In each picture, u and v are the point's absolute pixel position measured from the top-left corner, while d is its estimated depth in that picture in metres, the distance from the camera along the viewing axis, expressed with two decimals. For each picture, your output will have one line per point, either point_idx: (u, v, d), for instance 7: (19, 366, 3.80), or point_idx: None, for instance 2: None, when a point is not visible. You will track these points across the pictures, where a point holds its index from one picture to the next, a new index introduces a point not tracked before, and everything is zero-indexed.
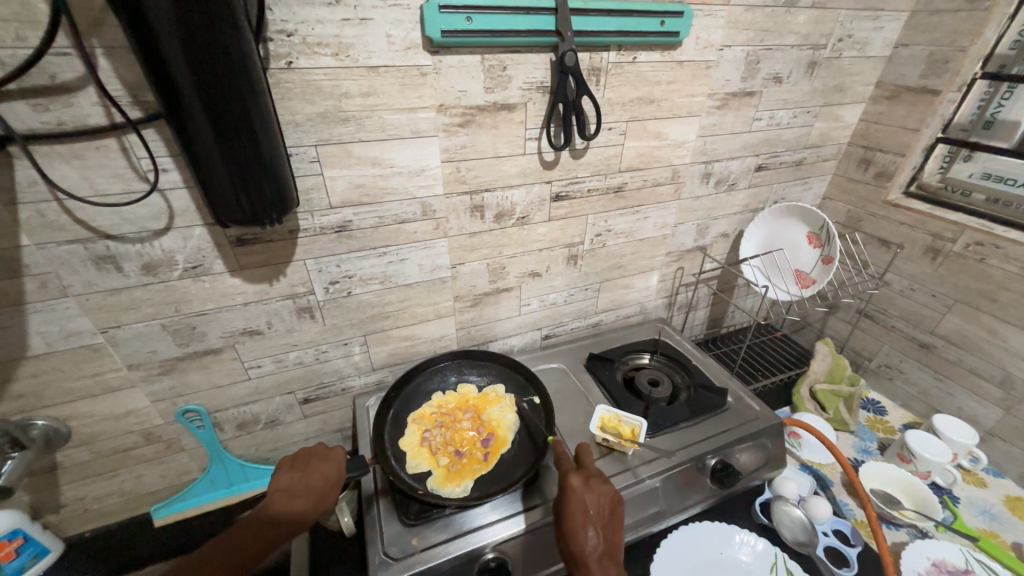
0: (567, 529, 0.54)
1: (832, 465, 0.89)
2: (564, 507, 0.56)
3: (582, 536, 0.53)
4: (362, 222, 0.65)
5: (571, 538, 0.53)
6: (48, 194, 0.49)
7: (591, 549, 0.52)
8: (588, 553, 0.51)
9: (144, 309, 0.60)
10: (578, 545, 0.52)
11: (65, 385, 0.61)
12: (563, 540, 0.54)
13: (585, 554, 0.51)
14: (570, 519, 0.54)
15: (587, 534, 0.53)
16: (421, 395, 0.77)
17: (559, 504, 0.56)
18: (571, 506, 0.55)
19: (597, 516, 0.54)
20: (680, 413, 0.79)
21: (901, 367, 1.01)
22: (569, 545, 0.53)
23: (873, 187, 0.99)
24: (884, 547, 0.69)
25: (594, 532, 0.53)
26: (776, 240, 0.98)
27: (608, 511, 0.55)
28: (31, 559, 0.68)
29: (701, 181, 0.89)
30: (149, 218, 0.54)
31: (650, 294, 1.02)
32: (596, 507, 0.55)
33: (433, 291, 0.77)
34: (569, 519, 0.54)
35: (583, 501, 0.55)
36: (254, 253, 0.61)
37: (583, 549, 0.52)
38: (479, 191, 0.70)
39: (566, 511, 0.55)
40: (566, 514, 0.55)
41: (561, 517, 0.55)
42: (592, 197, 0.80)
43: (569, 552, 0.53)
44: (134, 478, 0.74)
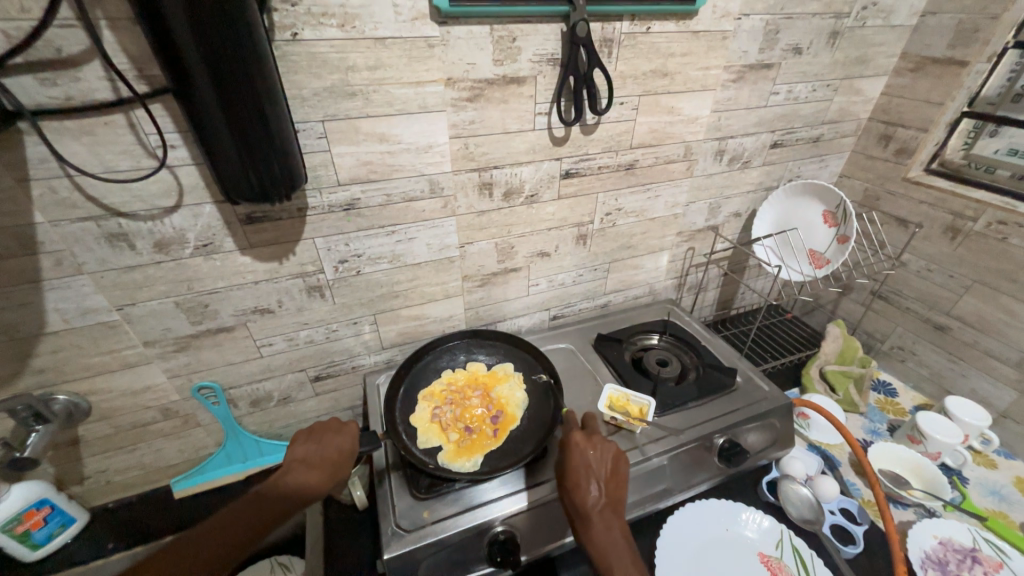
0: (569, 483, 0.57)
1: (840, 445, 0.89)
2: (567, 463, 0.59)
3: (585, 490, 0.56)
4: (370, 200, 0.64)
5: (574, 492, 0.56)
6: (58, 170, 0.49)
7: (593, 502, 0.55)
8: (590, 506, 0.54)
9: (157, 286, 0.60)
10: (581, 497, 0.55)
11: (83, 361, 0.62)
12: (566, 494, 0.57)
13: (587, 506, 0.54)
14: (573, 473, 0.57)
15: (589, 487, 0.56)
16: (431, 372, 0.78)
17: (562, 461, 0.59)
18: (575, 463, 0.58)
19: (599, 471, 0.57)
20: (688, 392, 0.79)
21: (914, 349, 1.00)
22: (572, 498, 0.56)
23: (893, 165, 0.96)
24: (891, 525, 0.70)
25: (597, 486, 0.56)
26: (790, 219, 0.96)
27: (610, 467, 0.58)
28: (59, 526, 0.71)
29: (715, 158, 0.87)
30: (158, 195, 0.54)
31: (660, 274, 1.01)
32: (598, 463, 0.58)
33: (441, 271, 0.77)
34: (572, 475, 0.57)
35: (585, 458, 0.58)
36: (263, 231, 0.61)
37: (585, 502, 0.55)
38: (488, 168, 0.69)
39: (570, 466, 0.58)
40: (569, 469, 0.58)
41: (564, 473, 0.58)
42: (602, 174, 0.78)
43: (572, 505, 0.56)
44: (153, 452, 0.76)
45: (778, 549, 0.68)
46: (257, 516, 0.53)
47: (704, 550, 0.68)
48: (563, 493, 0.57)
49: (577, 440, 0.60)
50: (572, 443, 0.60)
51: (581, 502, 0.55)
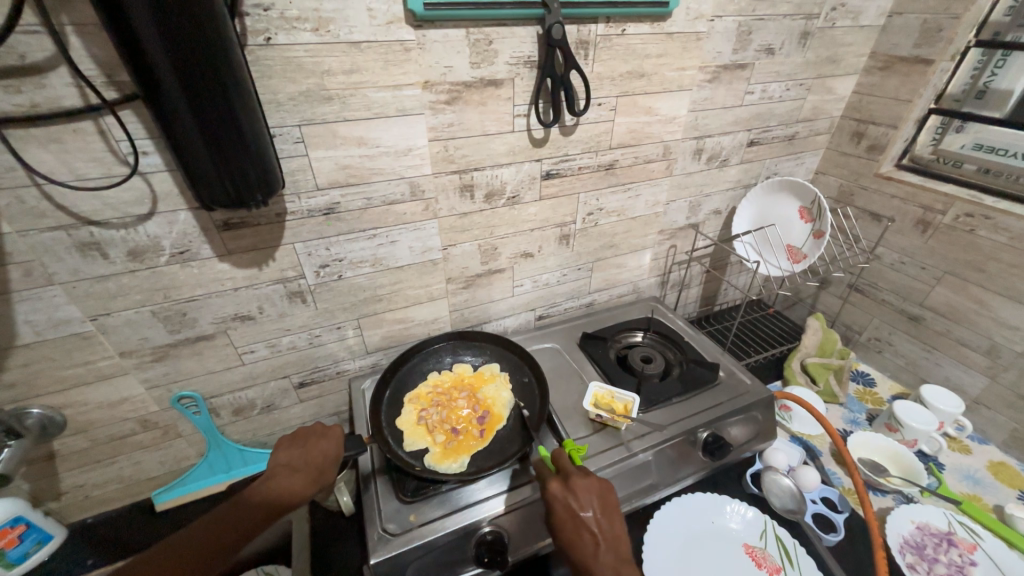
0: (563, 540, 0.53)
1: (821, 436, 0.91)
2: (555, 519, 0.55)
3: (579, 544, 0.52)
4: (350, 204, 0.64)
5: (570, 547, 0.53)
6: (25, 178, 0.48)
7: (590, 551, 0.51)
8: (588, 557, 0.51)
9: (132, 296, 0.59)
10: (577, 551, 0.52)
11: (57, 373, 0.61)
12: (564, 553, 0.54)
13: (585, 559, 0.51)
14: (563, 528, 0.54)
15: (582, 537, 0.52)
16: (417, 375, 0.78)
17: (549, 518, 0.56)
18: (561, 516, 0.54)
19: (587, 514, 0.54)
20: (672, 388, 0.80)
21: (890, 340, 1.02)
22: (570, 556, 0.53)
23: (865, 161, 0.98)
24: (870, 512, 0.72)
25: (588, 532, 0.53)
26: (767, 216, 0.98)
27: (596, 505, 0.54)
28: (34, 545, 0.69)
29: (694, 157, 0.88)
30: (131, 203, 0.53)
31: (643, 272, 1.02)
32: (582, 506, 0.54)
33: (425, 274, 0.77)
34: (562, 530, 0.54)
35: (569, 506, 0.55)
36: (242, 237, 0.61)
37: (582, 555, 0.51)
38: (468, 170, 0.69)
39: (557, 522, 0.55)
40: (558, 524, 0.54)
41: (554, 531, 0.55)
42: (583, 175, 0.79)
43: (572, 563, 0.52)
44: (133, 464, 0.75)
45: (763, 540, 0.70)
46: (235, 526, 0.52)
47: (691, 543, 0.69)
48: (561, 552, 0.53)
49: (556, 490, 0.56)
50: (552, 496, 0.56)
51: (579, 557, 0.52)
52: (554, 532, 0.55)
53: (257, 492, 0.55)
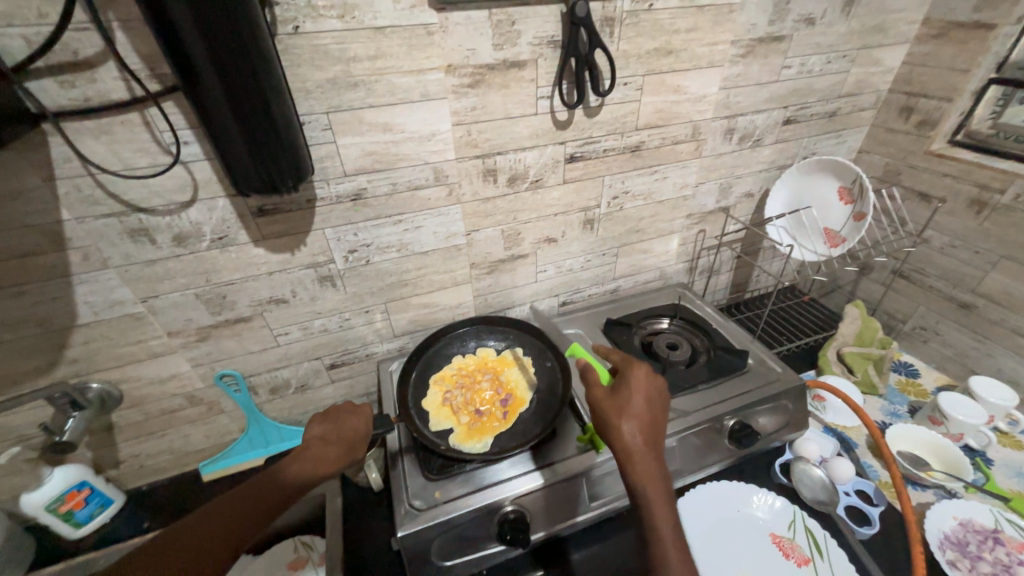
0: (623, 419, 0.55)
1: (858, 428, 0.87)
2: (624, 397, 0.58)
3: (639, 430, 0.55)
4: (376, 189, 0.65)
5: (627, 427, 0.55)
6: (81, 169, 0.52)
7: (646, 441, 0.54)
8: (641, 444, 0.54)
9: (177, 279, 0.63)
10: (634, 435, 0.54)
11: (114, 351, 0.66)
12: (613, 430, 0.55)
13: (640, 443, 0.54)
14: (631, 407, 0.56)
15: (644, 427, 0.55)
16: (442, 358, 0.80)
17: (616, 398, 0.57)
18: (634, 397, 0.57)
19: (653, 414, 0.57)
20: (698, 375, 0.79)
21: (937, 329, 0.97)
22: (622, 433, 0.54)
23: (915, 137, 0.92)
24: (908, 506, 0.69)
25: (649, 427, 0.56)
26: (804, 197, 0.93)
27: (662, 412, 0.58)
28: (98, 507, 0.75)
29: (725, 137, 0.85)
30: (174, 190, 0.57)
31: (670, 258, 1.00)
32: (655, 405, 0.57)
33: (449, 259, 0.78)
34: (628, 411, 0.56)
35: (643, 398, 0.57)
36: (275, 222, 0.63)
37: (638, 440, 0.54)
38: (491, 154, 0.69)
39: (625, 405, 0.57)
40: (628, 403, 0.57)
41: (618, 407, 0.56)
42: (608, 157, 0.77)
43: (620, 440, 0.54)
44: (182, 437, 0.80)
45: (791, 530, 0.69)
46: (274, 493, 0.54)
47: (716, 531, 0.69)
48: (615, 426, 0.55)
49: (636, 381, 0.59)
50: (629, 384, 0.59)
51: (634, 438, 0.54)
52: (615, 409, 0.56)
53: (293, 462, 0.58)
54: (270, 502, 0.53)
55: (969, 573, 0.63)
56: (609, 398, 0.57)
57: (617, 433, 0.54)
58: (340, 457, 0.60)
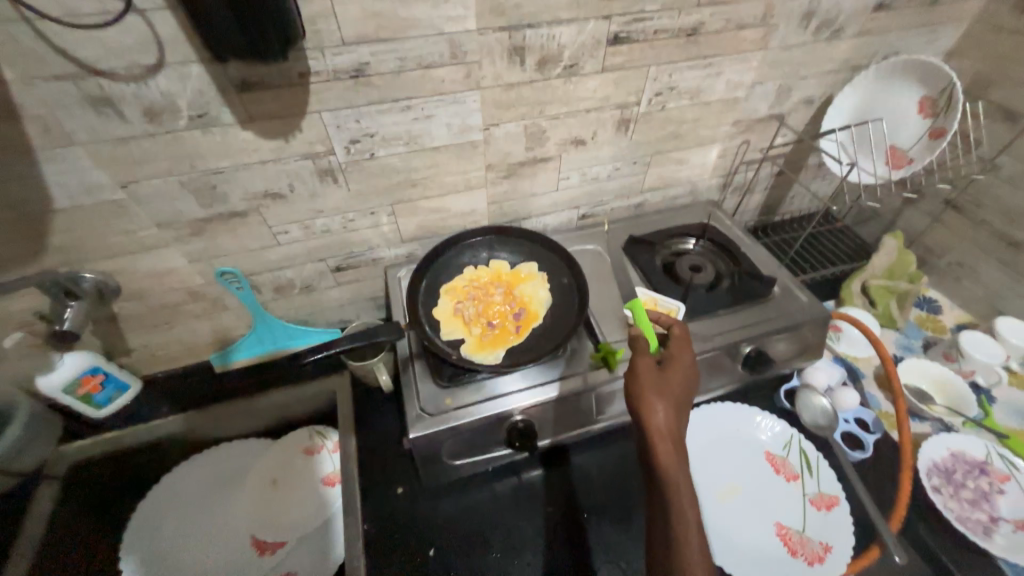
0: (660, 398, 0.52)
1: (868, 359, 0.87)
2: (666, 377, 0.55)
3: (672, 412, 0.52)
4: (380, 65, 0.55)
5: (662, 406, 0.52)
6: (13, 12, 0.41)
7: (676, 426, 0.52)
8: (672, 428, 0.51)
9: (158, 164, 0.56)
10: (667, 416, 0.51)
11: (102, 241, 0.61)
12: (646, 407, 0.52)
13: (672, 426, 0.51)
14: (672, 391, 0.54)
15: (676, 411, 0.52)
16: (453, 268, 0.76)
17: (656, 373, 0.55)
18: (674, 381, 0.55)
19: (685, 400, 0.55)
20: (720, 300, 0.76)
21: (975, 267, 0.91)
22: (654, 411, 0.51)
23: (1023, 38, 0.77)
24: (907, 436, 0.70)
25: (681, 412, 0.53)
26: (874, 108, 0.81)
27: (690, 398, 0.56)
28: (115, 391, 0.77)
29: (800, 24, 0.70)
30: (136, 50, 0.47)
31: (705, 172, 0.90)
32: (688, 391, 0.55)
33: (463, 158, 0.69)
34: (667, 392, 0.53)
35: (683, 378, 0.56)
36: (263, 100, 0.54)
37: (669, 423, 0.51)
38: (520, 26, 0.57)
39: (666, 384, 0.54)
40: (670, 385, 0.54)
41: (659, 387, 0.53)
42: (658, 40, 0.64)
43: (652, 419, 0.51)
44: (189, 331, 0.79)
45: (785, 450, 0.72)
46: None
47: (714, 447, 0.72)
48: (647, 402, 0.52)
49: (679, 358, 0.57)
50: (671, 364, 0.56)
51: (667, 421, 0.51)
52: (654, 386, 0.53)
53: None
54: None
55: (949, 497, 0.67)
56: (651, 373, 0.54)
57: (649, 410, 0.52)
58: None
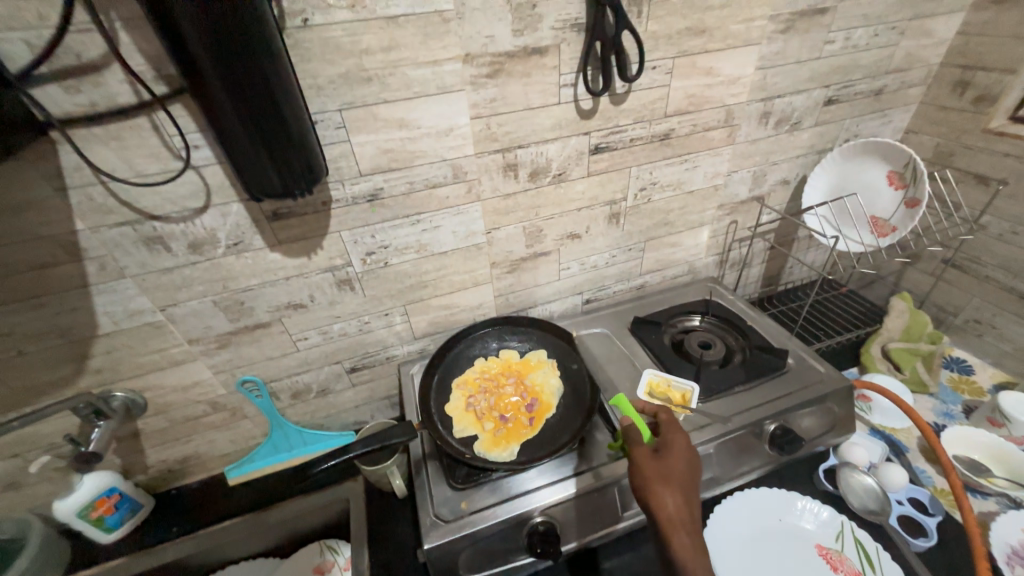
0: (666, 486, 0.52)
1: (908, 430, 0.82)
2: (668, 463, 0.54)
3: (682, 500, 0.51)
4: (392, 189, 0.63)
5: (669, 496, 0.51)
6: (92, 177, 0.50)
7: (688, 514, 0.50)
8: (686, 518, 0.50)
9: (194, 287, 0.62)
10: (676, 505, 0.50)
11: (136, 360, 0.65)
12: (654, 499, 0.51)
13: (685, 516, 0.50)
14: (677, 477, 0.53)
15: (686, 499, 0.51)
16: (464, 361, 0.77)
17: (657, 462, 0.54)
18: (677, 466, 0.54)
19: (693, 483, 0.53)
20: (734, 376, 0.75)
21: (994, 323, 0.89)
22: (662, 503, 0.51)
23: (970, 114, 0.85)
24: (970, 517, 0.63)
25: (692, 498, 0.52)
26: (848, 183, 0.87)
27: (699, 481, 0.54)
28: (128, 512, 0.76)
29: (760, 122, 0.79)
30: (187, 196, 0.55)
31: (699, 251, 0.94)
32: (695, 473, 0.54)
33: (469, 258, 0.75)
34: (673, 479, 0.52)
35: (687, 461, 0.55)
36: (290, 226, 0.61)
37: (680, 512, 0.50)
38: (512, 148, 0.65)
39: (669, 471, 0.53)
40: (673, 471, 0.53)
41: (663, 475, 0.53)
42: (635, 147, 0.73)
43: (661, 511, 0.50)
44: (207, 442, 0.80)
45: (839, 542, 0.64)
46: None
47: (755, 542, 0.64)
48: (654, 494, 0.51)
49: (678, 441, 0.57)
50: (671, 447, 0.56)
51: (677, 511, 0.50)
52: (658, 475, 0.53)
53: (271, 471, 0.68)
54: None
55: None
56: (652, 462, 0.54)
57: (657, 502, 0.51)
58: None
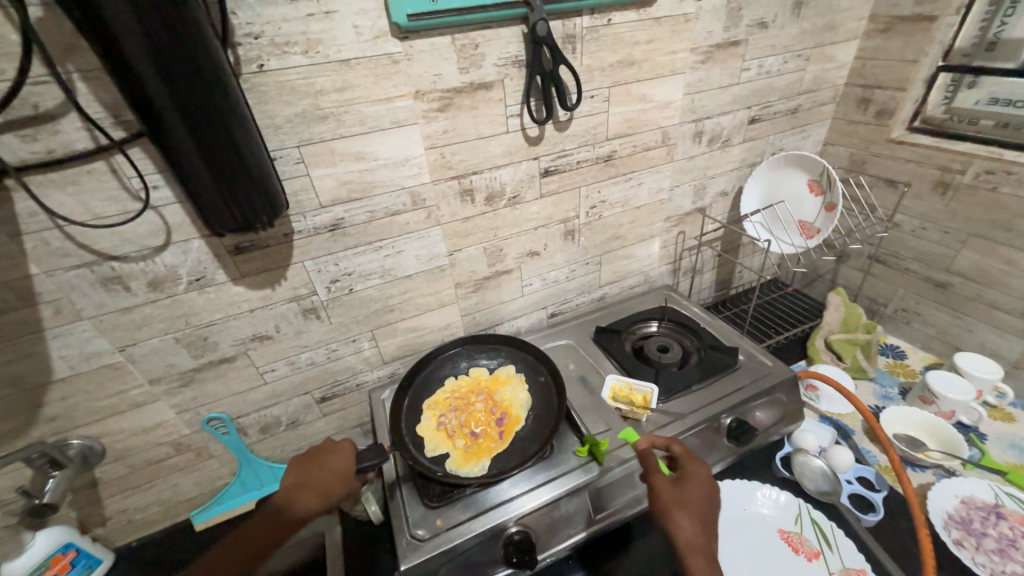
0: (684, 513, 0.55)
1: (852, 414, 0.88)
2: (685, 489, 0.57)
3: (698, 526, 0.55)
4: (354, 218, 0.65)
5: (687, 524, 0.54)
6: (48, 222, 0.51)
7: (704, 540, 0.54)
8: (702, 543, 0.54)
9: (155, 325, 0.62)
10: (692, 532, 0.54)
11: (93, 404, 0.64)
12: (674, 524, 0.55)
13: (701, 540, 0.54)
14: (693, 503, 0.56)
15: (701, 526, 0.55)
16: (434, 382, 0.79)
17: (675, 488, 0.57)
18: (693, 494, 0.57)
19: (708, 509, 0.57)
20: (691, 376, 0.79)
21: (918, 310, 0.99)
22: (681, 528, 0.54)
23: (874, 127, 0.95)
24: (910, 489, 0.69)
25: (708, 524, 0.55)
26: (777, 192, 0.96)
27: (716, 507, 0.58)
28: (86, 569, 0.72)
29: (694, 140, 0.87)
30: (147, 236, 0.56)
31: (653, 261, 1.01)
32: (711, 501, 0.57)
33: (433, 280, 0.78)
34: (690, 507, 0.56)
35: (702, 489, 0.58)
36: (253, 259, 0.63)
37: (696, 538, 0.54)
38: (467, 174, 0.70)
39: (686, 498, 0.56)
40: (690, 498, 0.57)
41: (681, 501, 0.56)
42: (582, 168, 0.79)
43: (679, 536, 0.54)
44: (171, 487, 0.78)
45: (798, 524, 0.67)
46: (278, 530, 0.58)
47: (720, 533, 0.67)
48: (673, 520, 0.54)
49: (695, 470, 0.59)
50: (687, 474, 0.59)
51: (694, 536, 0.54)
52: (676, 501, 0.56)
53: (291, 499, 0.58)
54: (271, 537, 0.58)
55: (976, 551, 0.63)
56: (671, 488, 0.57)
57: (675, 528, 0.54)
58: (332, 483, 0.60)
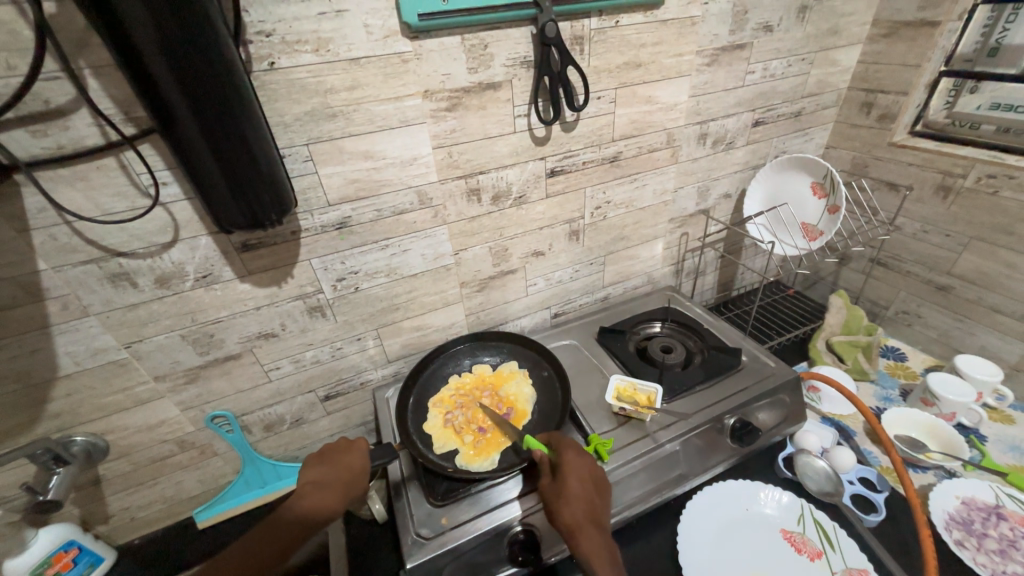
0: (563, 500, 0.55)
1: (854, 415, 0.89)
2: (563, 476, 0.58)
3: (579, 507, 0.55)
4: (361, 217, 0.66)
5: (567, 508, 0.55)
6: (57, 217, 0.51)
7: (587, 516, 0.54)
8: (584, 520, 0.54)
9: (161, 321, 0.62)
10: (573, 513, 0.54)
11: (98, 401, 0.64)
12: (556, 516, 0.55)
13: (582, 519, 0.54)
14: (572, 487, 0.57)
15: (584, 506, 0.55)
16: (439, 380, 0.79)
17: (552, 480, 0.58)
18: (571, 477, 0.58)
19: (590, 488, 0.57)
20: (694, 376, 0.80)
21: (919, 312, 0.99)
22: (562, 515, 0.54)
23: (877, 130, 0.96)
24: (912, 490, 0.69)
25: (592, 502, 0.56)
26: (780, 195, 0.97)
27: (598, 485, 0.58)
28: (88, 566, 0.71)
29: (699, 142, 0.87)
30: (155, 232, 0.56)
31: (656, 262, 1.01)
32: (589, 479, 0.58)
33: (438, 280, 0.78)
34: (568, 492, 0.56)
35: (577, 470, 0.58)
36: (260, 257, 0.63)
37: (577, 518, 0.54)
38: (473, 174, 0.70)
39: (563, 484, 0.57)
40: (567, 483, 0.57)
41: (558, 491, 0.56)
42: (588, 169, 0.79)
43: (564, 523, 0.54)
44: (174, 484, 0.77)
45: (800, 525, 0.68)
46: (290, 530, 0.55)
47: (724, 533, 0.67)
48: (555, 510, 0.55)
49: (570, 455, 0.60)
50: (565, 462, 0.60)
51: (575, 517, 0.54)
52: (555, 493, 0.57)
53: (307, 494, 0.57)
54: (283, 538, 0.55)
55: (976, 552, 0.63)
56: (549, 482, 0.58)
57: (560, 516, 0.54)
58: (348, 480, 0.59)
